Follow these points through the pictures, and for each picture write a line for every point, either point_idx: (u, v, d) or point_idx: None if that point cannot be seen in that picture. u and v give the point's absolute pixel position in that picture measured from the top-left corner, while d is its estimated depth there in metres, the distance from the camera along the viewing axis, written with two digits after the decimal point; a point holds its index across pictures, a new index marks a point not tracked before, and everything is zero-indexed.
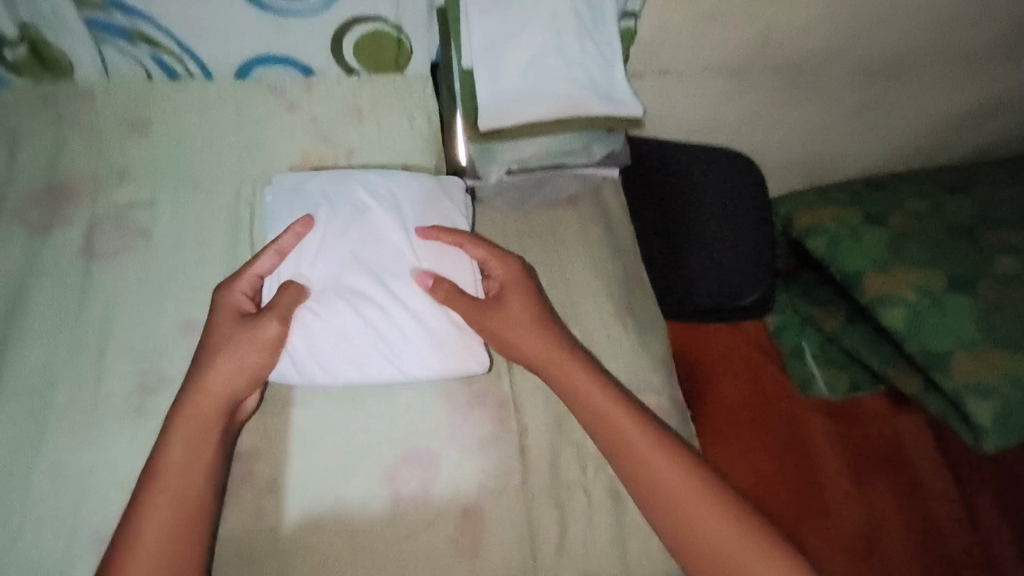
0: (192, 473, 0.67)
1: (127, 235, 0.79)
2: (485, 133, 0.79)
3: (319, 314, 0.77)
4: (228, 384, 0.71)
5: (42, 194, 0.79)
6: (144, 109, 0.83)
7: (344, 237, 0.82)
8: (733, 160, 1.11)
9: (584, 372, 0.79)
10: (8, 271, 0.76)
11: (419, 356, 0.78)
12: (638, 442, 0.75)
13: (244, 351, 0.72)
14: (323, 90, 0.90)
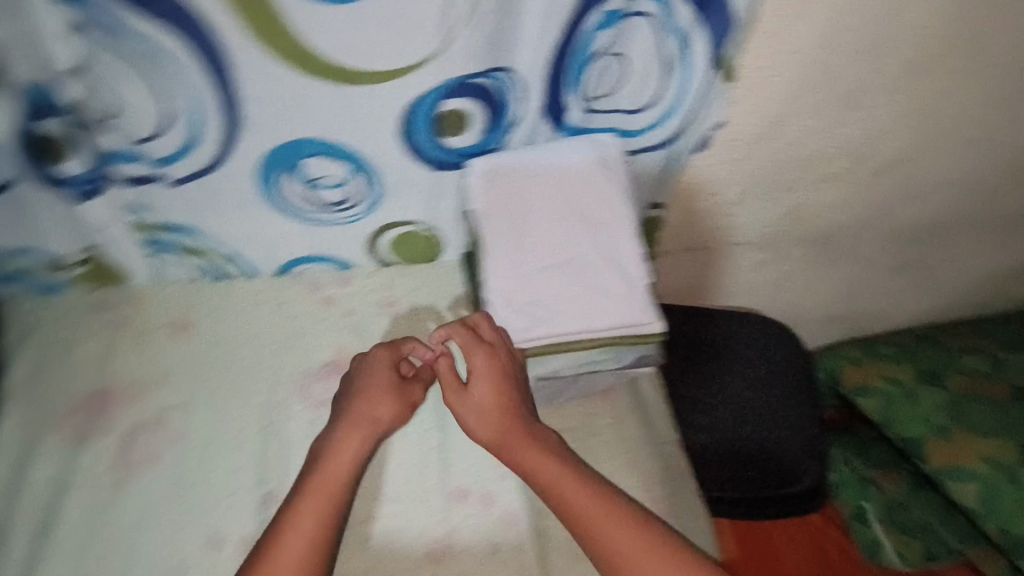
0: (338, 499, 0.67)
1: (150, 433, 0.79)
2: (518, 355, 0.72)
3: (520, 295, 0.73)
4: (363, 442, 0.72)
5: (82, 388, 0.80)
6: (188, 310, 0.87)
7: (533, 210, 0.77)
8: (765, 331, 1.09)
9: (540, 442, 0.71)
10: (41, 485, 0.75)
11: (609, 311, 0.72)
12: (574, 498, 0.68)
13: (382, 411, 0.74)
14: (359, 282, 0.93)
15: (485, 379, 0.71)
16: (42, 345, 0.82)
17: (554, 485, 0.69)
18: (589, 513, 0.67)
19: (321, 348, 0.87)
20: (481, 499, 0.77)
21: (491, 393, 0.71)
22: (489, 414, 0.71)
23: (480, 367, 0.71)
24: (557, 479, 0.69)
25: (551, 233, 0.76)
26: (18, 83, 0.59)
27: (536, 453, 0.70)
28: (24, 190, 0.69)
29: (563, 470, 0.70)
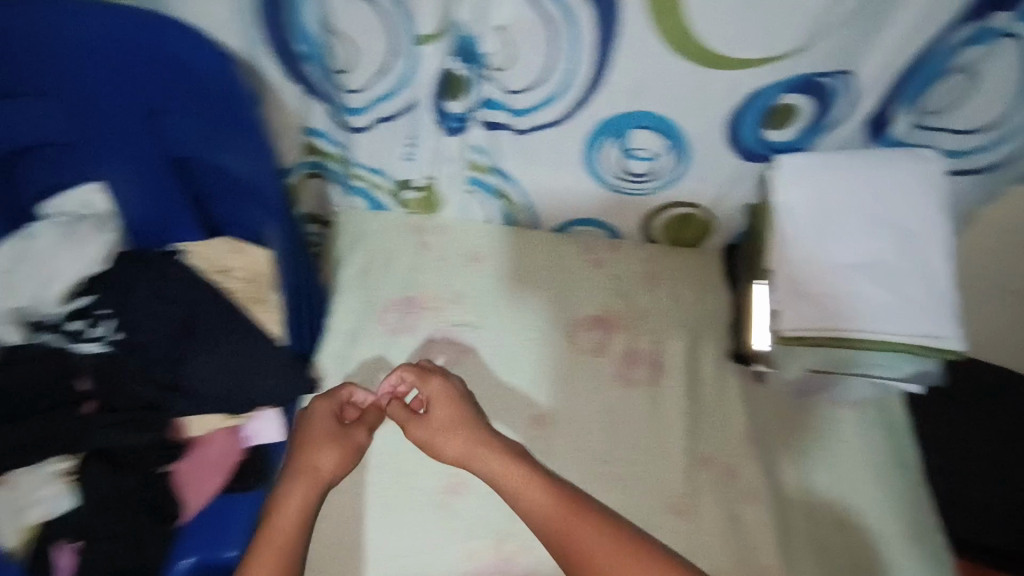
0: (285, 549, 0.70)
1: (446, 343, 0.92)
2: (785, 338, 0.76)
3: (815, 295, 0.77)
4: (314, 492, 0.75)
5: (396, 293, 0.95)
6: (482, 245, 1.00)
7: (840, 217, 0.79)
8: None
9: (499, 448, 0.78)
10: (365, 363, 0.90)
11: (907, 320, 0.74)
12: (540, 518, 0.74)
13: (323, 462, 0.77)
14: (627, 251, 1.01)
15: (442, 413, 0.81)
16: (372, 251, 0.98)
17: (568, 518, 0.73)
18: (591, 550, 0.70)
19: (590, 303, 0.96)
20: (725, 471, 0.84)
21: (448, 406, 0.81)
22: (440, 430, 0.80)
23: (435, 398, 0.82)
24: (517, 481, 0.76)
25: (857, 244, 0.78)
26: (452, 26, 0.69)
27: (509, 467, 0.77)
28: (407, 118, 0.82)
29: (510, 466, 0.77)
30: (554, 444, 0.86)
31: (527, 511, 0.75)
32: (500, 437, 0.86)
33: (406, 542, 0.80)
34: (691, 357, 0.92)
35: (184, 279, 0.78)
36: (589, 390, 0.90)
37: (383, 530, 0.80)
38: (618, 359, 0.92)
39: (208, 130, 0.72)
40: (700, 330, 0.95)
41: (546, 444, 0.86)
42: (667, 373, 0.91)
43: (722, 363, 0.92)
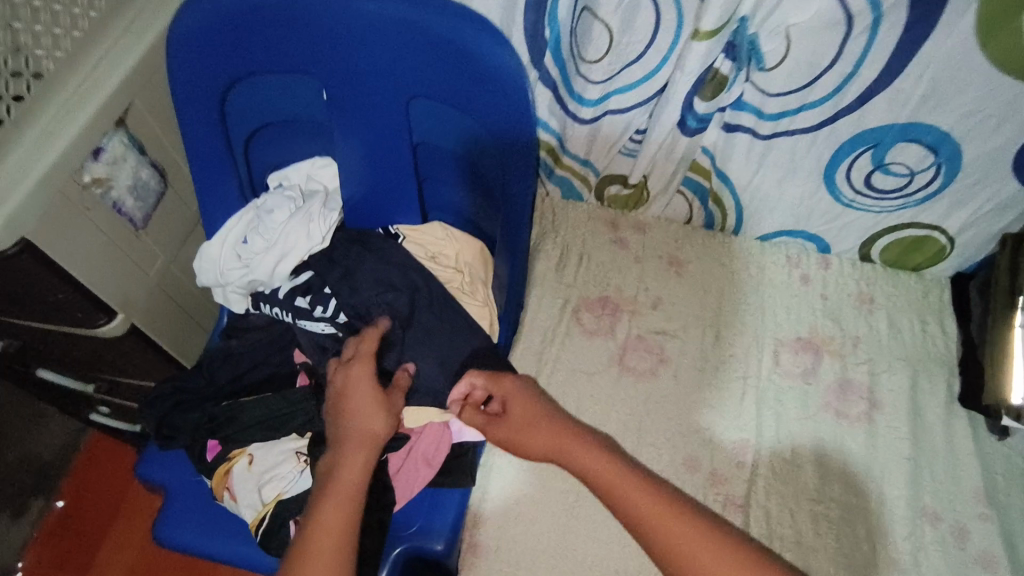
0: (346, 526, 0.58)
1: (642, 352, 0.88)
2: None
3: None
4: (370, 459, 0.62)
5: (591, 293, 0.91)
6: (679, 249, 0.95)
7: None
8: None
9: (592, 447, 0.67)
10: (560, 363, 0.87)
11: None
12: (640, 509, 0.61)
13: (375, 422, 0.63)
14: (839, 269, 0.93)
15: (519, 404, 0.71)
16: (568, 244, 0.95)
17: (629, 500, 0.62)
18: (690, 547, 0.58)
19: (799, 325, 0.89)
20: (953, 530, 0.76)
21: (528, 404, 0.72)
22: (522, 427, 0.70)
23: (511, 391, 0.72)
24: (624, 488, 0.62)
25: None
26: (734, 19, 0.63)
27: (604, 464, 0.65)
28: (640, 111, 0.78)
29: (613, 468, 0.65)
30: (758, 473, 0.80)
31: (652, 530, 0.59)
32: (699, 459, 0.81)
33: (598, 554, 0.77)
34: (915, 399, 0.84)
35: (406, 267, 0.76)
36: (798, 421, 0.83)
37: (581, 539, 0.78)
38: (830, 389, 0.85)
39: (457, 119, 0.68)
40: (926, 368, 0.86)
41: (749, 473, 0.80)
42: (885, 411, 0.83)
43: (949, 406, 0.83)
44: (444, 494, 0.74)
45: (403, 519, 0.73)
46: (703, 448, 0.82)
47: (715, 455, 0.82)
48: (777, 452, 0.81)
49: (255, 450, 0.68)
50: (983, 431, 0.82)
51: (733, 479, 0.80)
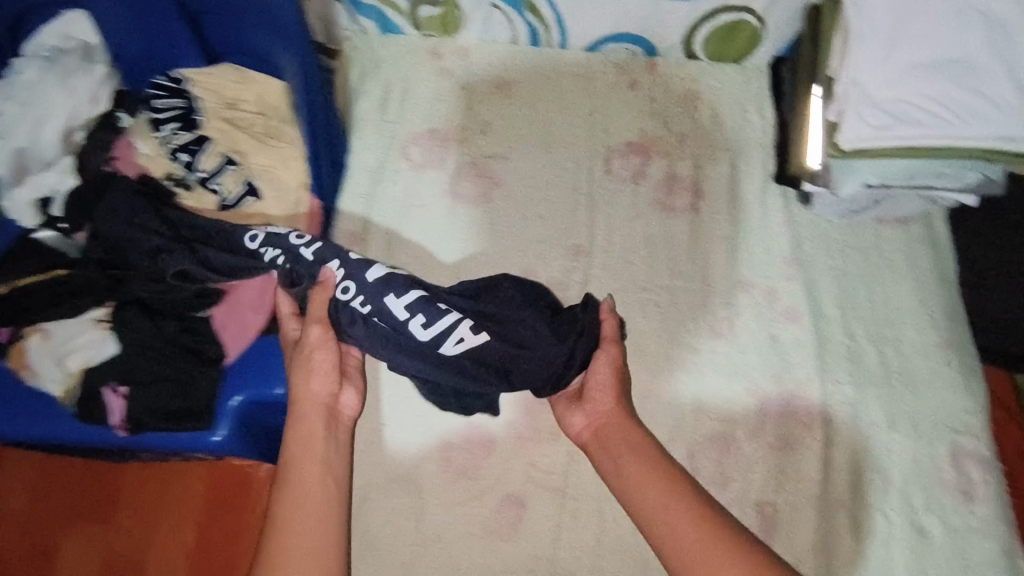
0: (319, 497, 0.59)
1: (474, 178, 0.87)
2: (844, 150, 0.71)
3: (879, 102, 0.69)
4: (320, 430, 0.64)
5: (417, 126, 0.89)
6: (505, 70, 0.92)
7: (916, 14, 0.70)
8: None
9: (651, 445, 0.67)
10: (390, 201, 0.85)
11: (984, 118, 0.66)
12: (656, 506, 0.62)
13: (316, 388, 0.64)
14: (666, 71, 0.93)
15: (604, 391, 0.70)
16: (388, 80, 0.90)
17: (662, 494, 0.62)
18: (689, 549, 0.58)
19: (627, 130, 0.90)
20: (765, 295, 0.83)
21: (611, 396, 0.69)
22: (602, 419, 0.69)
23: (597, 377, 0.69)
24: (661, 486, 0.63)
25: (930, 42, 0.69)
26: None
27: (651, 466, 0.65)
28: None
29: (646, 469, 0.64)
30: (594, 274, 0.83)
31: (666, 524, 0.60)
32: (537, 271, 0.83)
33: None
34: (735, 185, 0.88)
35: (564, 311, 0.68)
36: (630, 220, 0.86)
37: None
38: (658, 186, 0.87)
39: None
40: (743, 154, 0.89)
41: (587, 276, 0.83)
42: (707, 199, 0.87)
43: (764, 185, 0.88)
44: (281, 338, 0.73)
45: (236, 371, 0.71)
46: (540, 260, 0.84)
47: (553, 265, 0.83)
48: (610, 252, 0.84)
49: (49, 324, 0.65)
50: (793, 204, 0.87)
51: (572, 283, 0.83)
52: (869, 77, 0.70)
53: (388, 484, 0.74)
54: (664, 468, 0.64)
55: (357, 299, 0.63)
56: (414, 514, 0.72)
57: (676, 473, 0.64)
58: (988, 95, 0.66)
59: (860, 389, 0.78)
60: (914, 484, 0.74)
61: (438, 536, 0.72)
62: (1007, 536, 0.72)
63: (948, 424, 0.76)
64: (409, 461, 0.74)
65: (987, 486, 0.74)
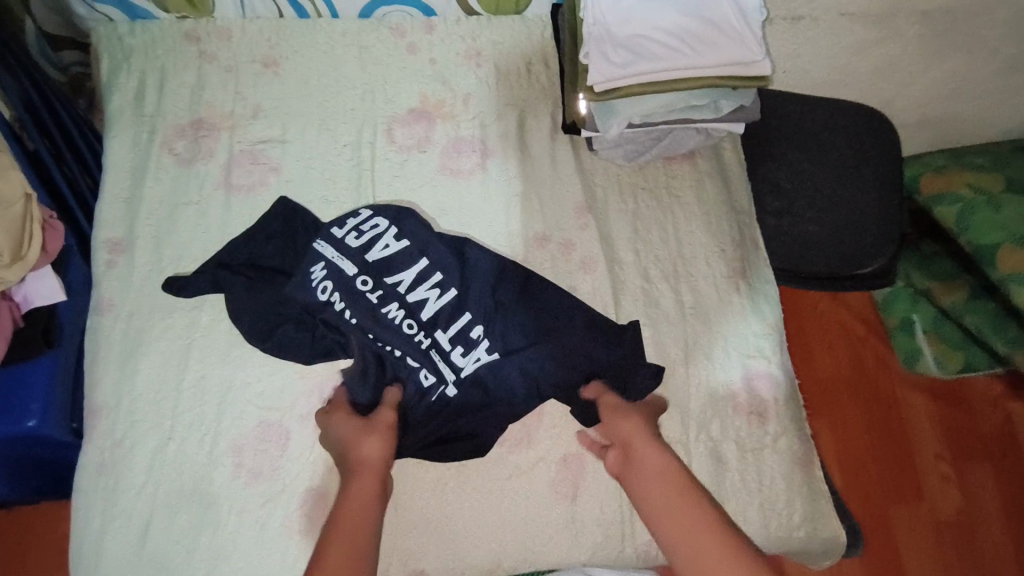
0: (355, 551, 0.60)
1: (244, 165, 0.81)
2: (598, 93, 0.69)
3: (619, 40, 0.69)
4: (375, 486, 0.65)
5: (178, 117, 0.83)
6: (272, 46, 0.86)
7: None
8: (846, 112, 1.00)
9: (679, 477, 0.65)
10: (156, 201, 0.79)
11: (714, 47, 0.68)
12: (701, 542, 0.60)
13: (371, 451, 0.66)
14: (444, 31, 0.89)
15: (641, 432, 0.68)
16: (144, 71, 0.84)
17: (689, 530, 0.61)
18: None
19: (408, 96, 0.86)
20: (559, 247, 0.81)
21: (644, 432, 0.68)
22: (633, 451, 0.67)
23: (614, 420, 0.69)
24: (688, 518, 0.62)
25: None
26: None
27: (679, 500, 0.63)
28: None
29: (703, 515, 0.62)
30: None
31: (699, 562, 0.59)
32: None
33: (227, 376, 0.73)
34: (523, 140, 0.85)
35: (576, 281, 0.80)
36: (417, 189, 0.82)
37: (208, 366, 0.74)
38: (444, 150, 0.84)
39: None
40: (530, 107, 0.87)
41: None
42: (496, 157, 0.84)
43: (553, 136, 0.86)
44: (28, 368, 0.70)
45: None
46: None
47: None
48: None
49: None
50: (581, 152, 0.86)
51: None
52: (607, 12, 0.70)
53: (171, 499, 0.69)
54: (693, 501, 0.63)
55: (418, 333, 0.73)
56: (208, 527, 0.69)
57: (719, 513, 0.62)
58: (715, 25, 0.68)
59: (656, 329, 0.78)
60: (712, 414, 0.75)
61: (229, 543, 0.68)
62: (798, 449, 0.75)
63: (738, 350, 0.78)
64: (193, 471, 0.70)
65: (778, 404, 0.76)
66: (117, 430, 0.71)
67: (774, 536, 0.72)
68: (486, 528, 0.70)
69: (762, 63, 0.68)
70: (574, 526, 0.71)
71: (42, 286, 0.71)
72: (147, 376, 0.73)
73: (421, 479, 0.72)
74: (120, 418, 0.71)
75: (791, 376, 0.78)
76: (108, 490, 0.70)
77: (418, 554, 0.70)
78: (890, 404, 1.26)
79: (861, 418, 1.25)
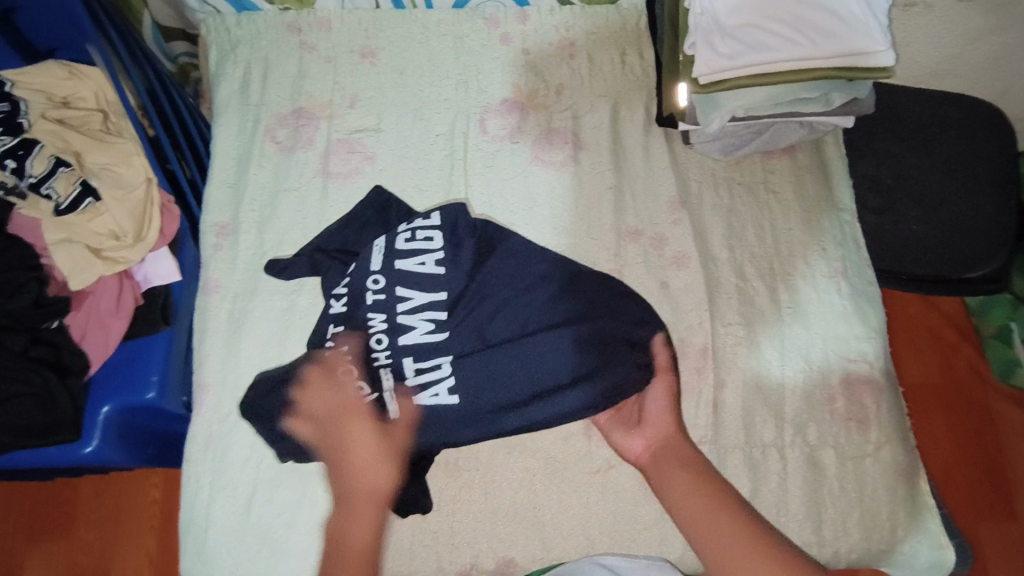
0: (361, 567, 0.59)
1: (341, 153, 0.83)
2: (703, 85, 0.68)
3: (728, 30, 0.67)
4: (375, 511, 0.62)
5: (281, 106, 0.85)
6: (369, 36, 0.88)
7: None
8: (958, 104, 0.95)
9: (702, 474, 0.62)
10: (259, 187, 0.82)
11: (830, 39, 0.65)
12: (732, 547, 0.57)
13: (378, 475, 0.63)
14: (537, 21, 0.88)
15: (662, 419, 0.66)
16: (249, 61, 0.87)
17: (717, 531, 0.58)
18: None
19: (501, 86, 0.86)
20: (652, 242, 0.79)
21: (668, 418, 0.66)
22: (659, 440, 0.65)
23: (652, 403, 0.66)
24: (715, 520, 0.59)
25: None
26: None
27: (703, 497, 0.60)
28: None
29: (725, 515, 0.59)
30: None
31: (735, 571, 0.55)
32: None
33: None
34: (616, 132, 0.84)
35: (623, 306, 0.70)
36: (508, 180, 0.82)
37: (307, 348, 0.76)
38: (536, 141, 0.84)
39: None
40: (623, 98, 0.86)
41: None
42: (587, 149, 0.83)
43: (647, 128, 0.84)
44: (146, 343, 0.75)
45: (102, 380, 0.73)
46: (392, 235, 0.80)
47: None
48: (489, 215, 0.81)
49: None
50: (676, 145, 0.84)
51: None
52: (722, 2, 0.67)
53: (272, 474, 0.72)
54: (705, 478, 0.62)
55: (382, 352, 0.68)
56: (308, 503, 0.71)
57: (748, 512, 0.60)
58: (833, 15, 0.65)
59: (751, 329, 0.76)
60: (809, 419, 0.73)
61: (327, 518, 0.71)
62: (902, 459, 0.72)
63: (839, 353, 0.75)
64: None
65: (881, 412, 0.73)
66: (222, 406, 0.75)
67: (873, 548, 0.70)
68: (573, 521, 0.70)
69: (883, 57, 0.64)
70: (663, 525, 0.70)
71: (160, 267, 0.76)
72: (252, 355, 0.76)
73: (510, 469, 0.72)
74: (227, 394, 0.75)
75: (895, 383, 0.75)
76: (217, 462, 0.73)
77: (505, 543, 0.70)
78: (984, 415, 1.19)
79: (952, 431, 1.18)
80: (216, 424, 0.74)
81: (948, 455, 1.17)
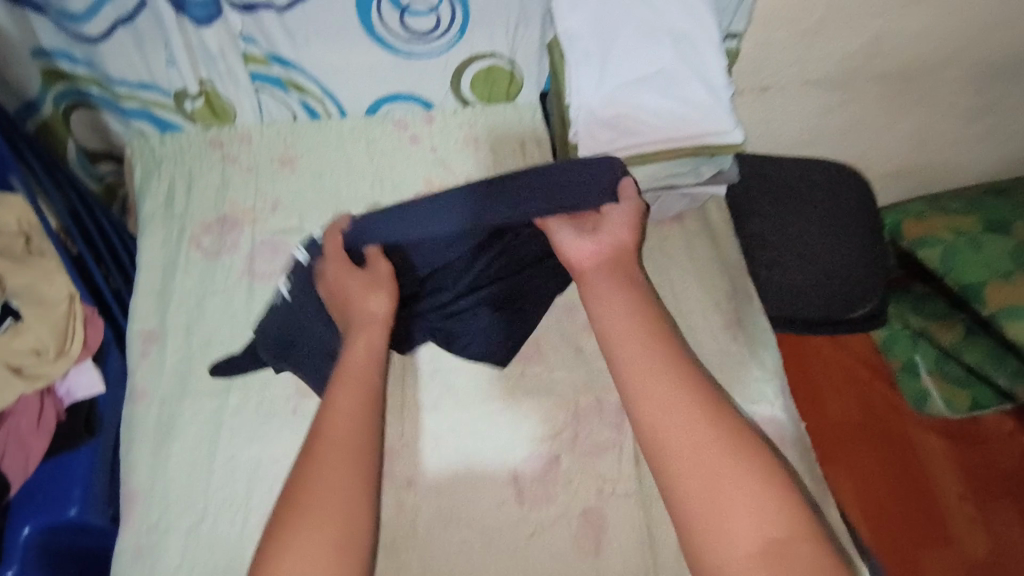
0: (349, 449, 0.59)
1: (264, 255, 0.88)
2: None
3: (605, 122, 0.77)
4: (377, 338, 0.66)
5: (205, 216, 0.90)
6: (289, 146, 0.95)
7: (620, 34, 0.76)
8: (821, 168, 1.08)
9: (640, 303, 0.66)
10: (185, 293, 0.85)
11: (689, 127, 0.76)
12: (651, 376, 0.60)
13: (371, 305, 0.67)
14: (443, 122, 0.97)
15: (607, 234, 0.70)
16: (173, 176, 0.92)
17: (643, 354, 0.62)
18: (676, 420, 0.57)
19: (414, 182, 0.94)
20: (564, 310, 0.85)
21: (621, 232, 0.71)
22: (604, 252, 0.70)
23: (617, 217, 0.71)
24: (644, 348, 0.62)
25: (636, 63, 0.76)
26: None
27: (635, 323, 0.64)
28: (145, 13, 0.79)
29: (654, 343, 0.63)
30: None
31: (644, 397, 0.59)
32: None
33: (254, 455, 0.76)
34: None
35: (571, 180, 0.69)
36: None
37: (235, 446, 0.76)
38: None
39: None
40: None
41: None
42: None
43: None
44: (71, 457, 0.74)
45: (25, 499, 0.72)
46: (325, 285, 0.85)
47: None
48: None
49: None
50: None
51: None
52: (580, 24, 0.77)
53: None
54: (655, 321, 0.65)
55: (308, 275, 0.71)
56: None
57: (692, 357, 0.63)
58: (691, 105, 0.75)
59: None
60: None
61: None
62: (812, 490, 0.77)
63: (743, 396, 0.81)
64: (222, 552, 0.71)
65: (787, 447, 0.79)
66: (149, 514, 0.73)
67: None
68: None
69: (734, 138, 0.76)
70: None
71: (84, 378, 0.77)
72: (179, 459, 0.76)
73: (446, 545, 0.73)
74: (155, 502, 0.74)
75: (796, 419, 0.81)
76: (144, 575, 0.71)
77: None
78: (905, 445, 1.27)
79: (879, 464, 1.26)
80: (142, 535, 0.73)
81: (879, 487, 1.24)
